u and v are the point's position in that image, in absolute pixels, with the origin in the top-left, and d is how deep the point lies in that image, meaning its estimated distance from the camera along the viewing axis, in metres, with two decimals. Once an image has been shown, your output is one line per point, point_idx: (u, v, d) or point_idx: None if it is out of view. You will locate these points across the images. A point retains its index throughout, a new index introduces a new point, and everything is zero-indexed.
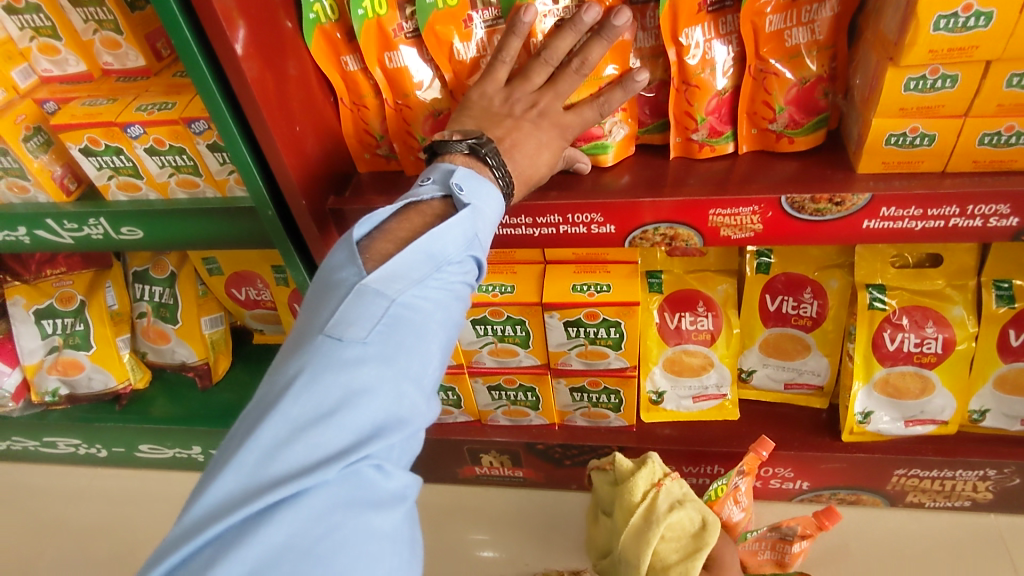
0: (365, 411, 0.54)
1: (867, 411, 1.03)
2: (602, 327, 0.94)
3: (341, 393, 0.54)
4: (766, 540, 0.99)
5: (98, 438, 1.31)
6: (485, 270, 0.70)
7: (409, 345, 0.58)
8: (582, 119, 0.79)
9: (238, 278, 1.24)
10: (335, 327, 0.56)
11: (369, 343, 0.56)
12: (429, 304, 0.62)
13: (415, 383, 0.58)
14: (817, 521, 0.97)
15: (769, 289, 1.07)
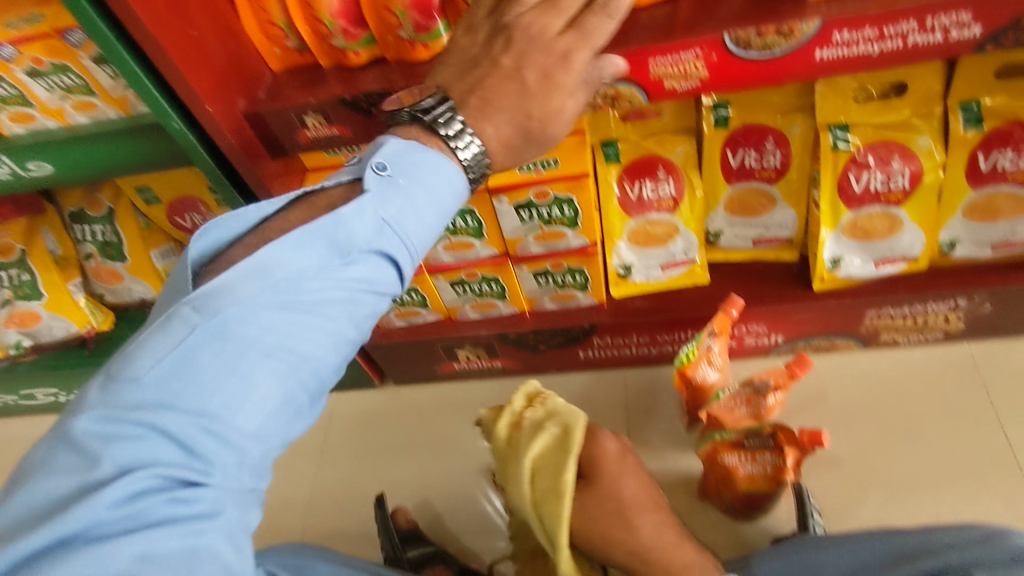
0: (151, 450, 0.46)
1: (836, 257, 1.01)
2: (555, 206, 0.90)
3: (122, 431, 0.46)
4: (741, 396, 0.99)
5: (75, 383, 1.31)
6: (370, 263, 0.56)
7: (218, 372, 0.49)
8: (578, 19, 0.62)
9: (178, 206, 1.15)
10: (130, 358, 0.49)
11: (160, 373, 0.48)
12: (262, 321, 0.51)
13: (225, 414, 0.48)
14: (788, 372, 0.98)
15: (730, 143, 1.01)
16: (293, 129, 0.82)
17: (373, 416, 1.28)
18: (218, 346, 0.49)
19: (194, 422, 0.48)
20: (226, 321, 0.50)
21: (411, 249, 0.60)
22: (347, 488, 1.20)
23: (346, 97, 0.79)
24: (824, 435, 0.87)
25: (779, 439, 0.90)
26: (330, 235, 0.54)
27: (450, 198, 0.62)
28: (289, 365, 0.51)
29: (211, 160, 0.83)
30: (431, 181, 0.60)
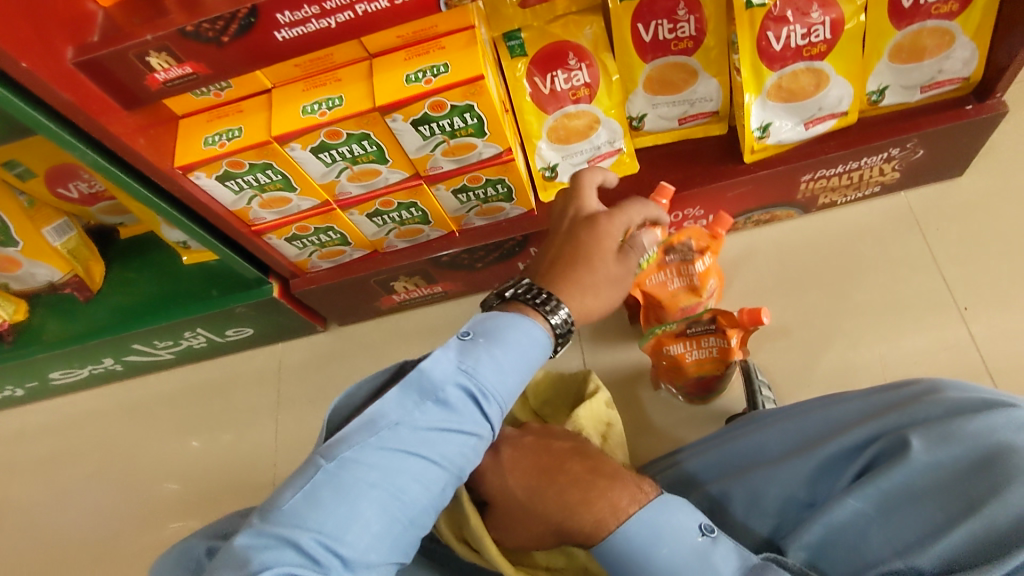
0: (294, 555, 0.52)
1: (764, 124, 0.96)
2: (456, 116, 0.82)
3: (272, 546, 0.52)
4: (670, 269, 0.95)
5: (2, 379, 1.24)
6: (481, 422, 0.62)
7: (356, 490, 0.55)
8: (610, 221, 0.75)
9: (58, 174, 1.06)
10: (282, 489, 0.56)
11: (303, 499, 0.54)
12: (394, 451, 0.57)
13: (364, 528, 0.54)
14: (709, 232, 0.96)
15: (640, 18, 0.92)
16: (140, 74, 0.72)
17: (322, 362, 1.24)
18: (349, 481, 0.55)
19: (315, 535, 0.53)
20: (355, 453, 0.57)
21: (499, 400, 0.63)
22: (307, 437, 1.18)
23: (187, 28, 0.68)
24: (763, 312, 0.84)
25: (719, 324, 0.89)
26: (513, 341, 0.64)
27: (536, 362, 0.66)
28: (391, 497, 0.56)
29: (54, 124, 0.73)
30: (510, 339, 0.64)
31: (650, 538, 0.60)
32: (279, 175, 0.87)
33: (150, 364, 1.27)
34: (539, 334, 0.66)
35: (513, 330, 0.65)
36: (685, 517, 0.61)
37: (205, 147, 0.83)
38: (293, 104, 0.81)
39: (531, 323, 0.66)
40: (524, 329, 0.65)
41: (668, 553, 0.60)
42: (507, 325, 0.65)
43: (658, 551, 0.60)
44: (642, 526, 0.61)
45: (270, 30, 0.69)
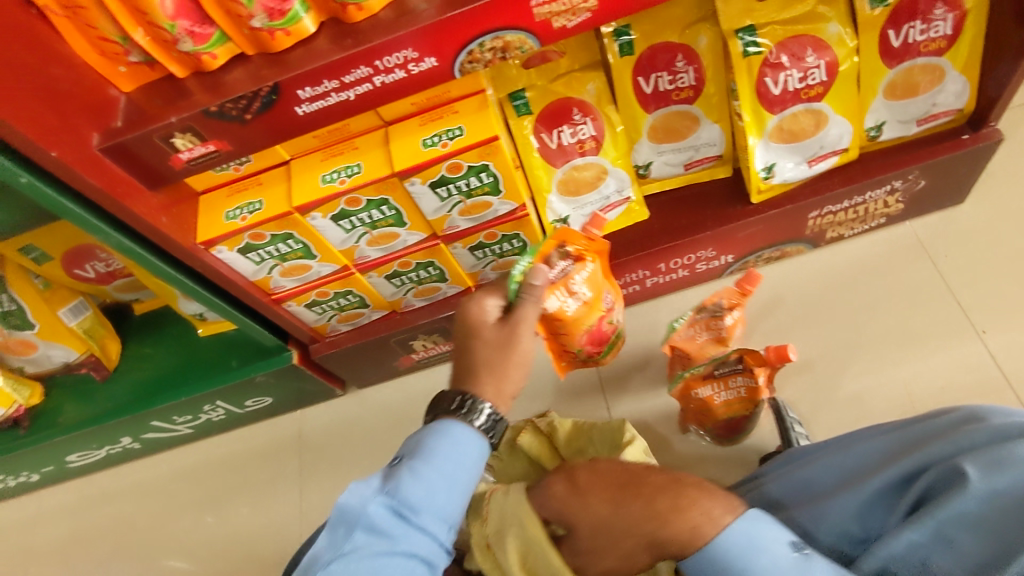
0: None
1: (769, 165, 0.98)
2: (472, 176, 0.83)
3: None
4: (699, 323, 0.96)
5: (18, 466, 1.22)
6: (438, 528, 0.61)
7: None
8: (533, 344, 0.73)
9: (76, 255, 1.07)
10: None
11: None
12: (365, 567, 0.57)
13: None
14: (738, 288, 0.95)
15: (640, 70, 0.96)
16: (164, 155, 0.74)
17: (343, 426, 1.23)
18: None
19: None
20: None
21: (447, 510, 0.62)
22: (332, 505, 1.16)
23: (211, 108, 0.70)
24: (790, 349, 0.84)
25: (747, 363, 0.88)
26: (437, 450, 0.64)
27: (469, 478, 0.65)
28: None
29: (80, 209, 0.73)
30: (441, 453, 0.64)
31: (746, 548, 0.60)
32: (300, 244, 0.88)
33: (168, 441, 1.26)
34: (472, 443, 0.66)
35: (442, 440, 0.65)
36: (778, 532, 0.61)
37: (227, 221, 0.84)
38: (312, 174, 0.83)
39: (452, 431, 0.65)
40: (446, 438, 0.65)
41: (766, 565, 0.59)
42: (423, 441, 0.65)
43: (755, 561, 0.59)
44: (736, 536, 0.60)
45: (290, 105, 0.71)
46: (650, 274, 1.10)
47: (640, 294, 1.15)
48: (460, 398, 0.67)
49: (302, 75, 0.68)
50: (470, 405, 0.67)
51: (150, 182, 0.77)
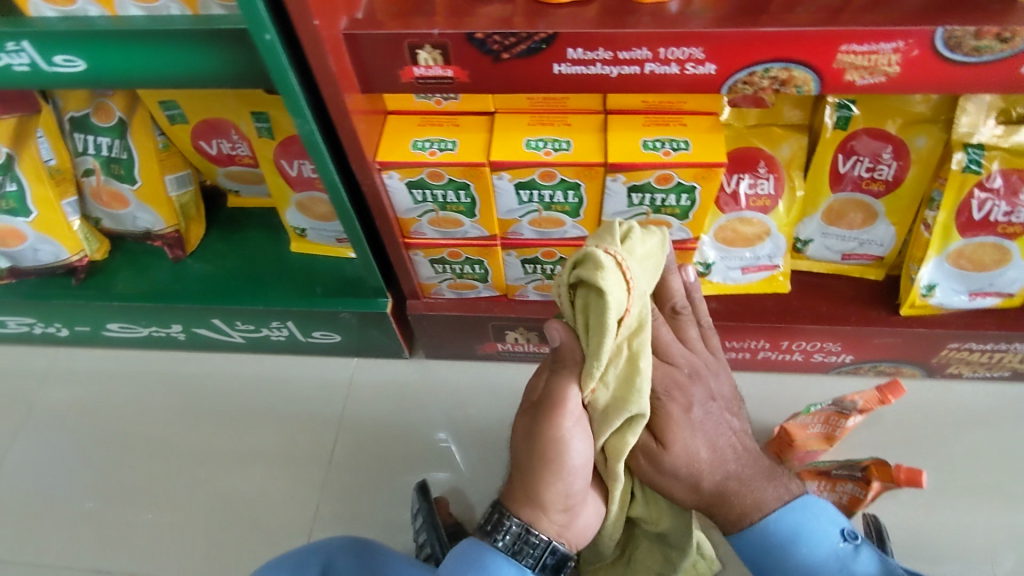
0: None
1: (931, 283, 0.96)
2: (673, 193, 0.80)
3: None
4: (821, 414, 0.98)
5: (56, 316, 1.15)
6: None
7: None
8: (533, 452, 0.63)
9: (208, 128, 1.01)
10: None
11: None
12: None
13: None
14: (878, 395, 0.95)
15: (845, 148, 0.92)
16: (399, 64, 0.68)
17: (398, 390, 1.17)
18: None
19: None
20: None
21: None
22: (368, 465, 1.10)
23: (476, 34, 0.65)
24: (922, 476, 0.85)
25: (870, 473, 0.88)
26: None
27: None
28: None
29: (298, 90, 0.70)
30: None
31: (789, 538, 0.69)
32: (469, 198, 0.83)
33: (215, 342, 1.19)
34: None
35: (468, 568, 0.61)
36: (827, 524, 0.70)
37: (413, 151, 0.79)
38: (516, 135, 0.79)
39: (489, 565, 0.61)
40: (482, 574, 0.61)
41: (807, 553, 0.69)
42: (453, 565, 0.62)
43: (797, 550, 0.69)
44: (784, 524, 0.70)
45: (552, 60, 0.67)
46: (767, 347, 1.07)
47: (743, 362, 1.12)
48: (494, 517, 0.63)
49: (582, 37, 0.65)
50: (522, 538, 0.61)
51: (367, 84, 0.71)
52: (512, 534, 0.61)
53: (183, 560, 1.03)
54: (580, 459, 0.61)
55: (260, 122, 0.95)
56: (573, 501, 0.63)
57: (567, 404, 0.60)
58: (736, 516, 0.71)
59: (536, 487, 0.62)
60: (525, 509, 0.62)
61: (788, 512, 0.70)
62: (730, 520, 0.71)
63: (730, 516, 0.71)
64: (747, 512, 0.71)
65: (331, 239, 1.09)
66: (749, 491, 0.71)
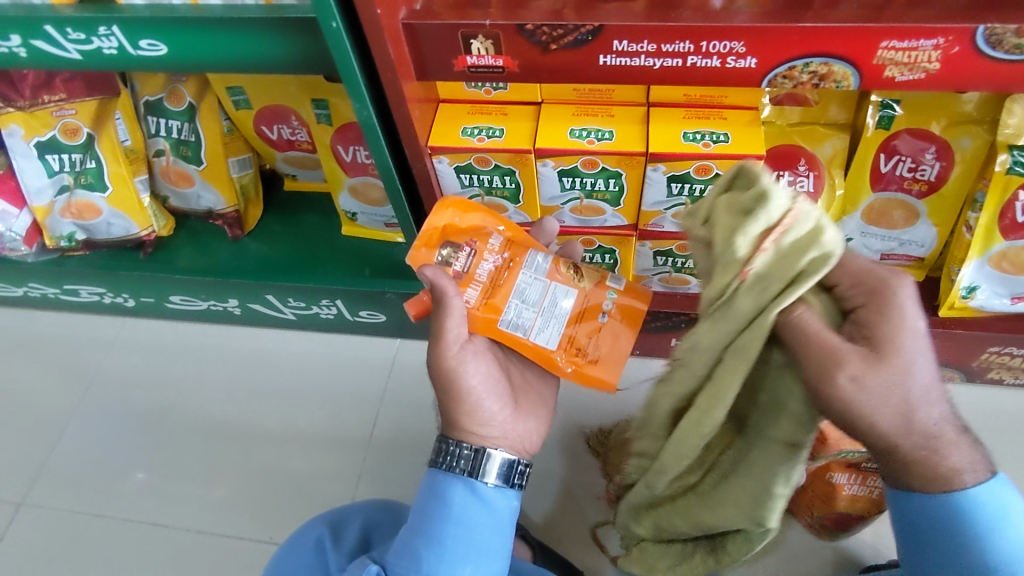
0: None
1: (972, 286, 0.96)
2: (712, 185, 0.83)
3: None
4: None
5: (124, 286, 1.23)
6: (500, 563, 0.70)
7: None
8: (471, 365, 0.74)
9: (270, 114, 1.07)
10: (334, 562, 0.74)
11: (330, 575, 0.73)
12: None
13: None
14: None
15: (887, 148, 0.93)
16: (454, 53, 0.73)
17: None
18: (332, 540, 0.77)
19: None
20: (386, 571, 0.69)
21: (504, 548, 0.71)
22: (407, 440, 1.15)
23: (527, 26, 0.69)
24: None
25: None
26: (425, 507, 0.70)
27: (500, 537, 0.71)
28: None
29: (359, 77, 0.76)
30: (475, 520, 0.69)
31: (995, 520, 0.58)
32: (513, 183, 0.87)
33: (268, 318, 1.26)
34: (484, 489, 0.70)
35: (428, 497, 0.70)
36: (1021, 508, 0.59)
37: (462, 137, 0.83)
38: (561, 124, 0.83)
39: (446, 488, 0.70)
40: (441, 499, 0.69)
41: (1010, 537, 0.58)
42: (422, 501, 0.70)
43: (998, 537, 0.58)
44: (986, 508, 0.58)
45: (598, 52, 0.71)
46: None
47: None
48: (437, 447, 0.72)
49: (627, 29, 0.68)
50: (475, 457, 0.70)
51: (422, 72, 0.76)
52: (461, 458, 0.70)
53: (233, 519, 1.10)
54: (479, 382, 0.73)
55: (319, 109, 1.01)
56: (490, 415, 0.73)
57: (448, 334, 0.72)
58: (934, 475, 0.57)
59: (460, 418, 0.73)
60: (455, 432, 0.72)
61: (986, 490, 0.58)
62: (931, 479, 0.57)
63: (937, 474, 0.57)
64: (958, 472, 0.57)
65: (380, 223, 1.15)
66: (947, 453, 0.57)
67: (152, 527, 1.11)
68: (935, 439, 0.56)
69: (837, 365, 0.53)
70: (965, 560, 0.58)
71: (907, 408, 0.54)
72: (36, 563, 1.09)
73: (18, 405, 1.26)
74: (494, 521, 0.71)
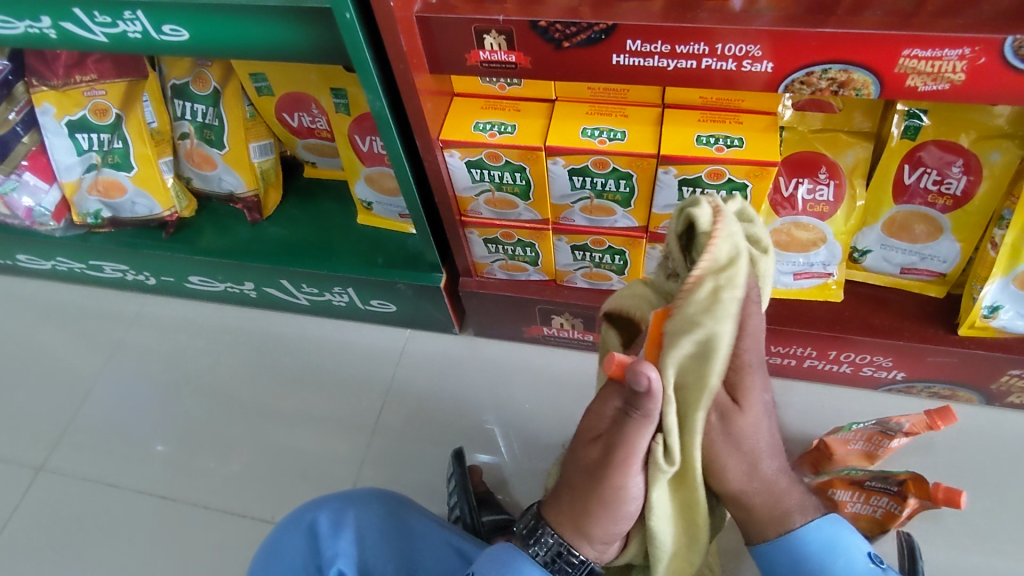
0: None
1: (994, 305, 0.92)
2: (725, 189, 0.81)
3: None
4: (863, 432, 0.97)
5: (146, 265, 1.26)
6: None
7: None
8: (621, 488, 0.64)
9: (292, 101, 1.09)
10: None
11: None
12: None
13: None
14: (926, 419, 0.95)
15: (912, 159, 0.90)
16: (467, 47, 0.73)
17: (445, 364, 1.22)
18: (327, 533, 0.78)
19: None
20: None
21: None
22: (412, 430, 1.16)
23: (540, 23, 0.69)
24: (960, 497, 0.87)
25: (907, 488, 0.89)
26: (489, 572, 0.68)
27: None
28: None
29: (374, 70, 0.77)
30: None
31: (827, 547, 0.67)
32: (524, 180, 0.87)
33: (283, 302, 1.28)
34: None
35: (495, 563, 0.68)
36: (858, 542, 0.68)
37: (475, 131, 0.83)
38: (573, 122, 0.82)
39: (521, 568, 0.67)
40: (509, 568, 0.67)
41: (843, 566, 0.66)
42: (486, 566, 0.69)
43: (834, 562, 0.66)
44: (817, 537, 0.67)
45: (611, 51, 0.70)
46: (814, 355, 1.06)
47: (789, 369, 1.11)
48: (531, 527, 0.70)
49: (641, 29, 0.67)
50: (556, 551, 0.69)
51: (435, 65, 0.76)
52: (547, 547, 0.69)
53: (238, 498, 1.12)
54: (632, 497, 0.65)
55: (339, 98, 1.02)
56: (629, 517, 0.67)
57: (636, 452, 0.62)
58: (771, 517, 0.69)
59: (590, 518, 0.67)
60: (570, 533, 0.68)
61: (824, 523, 0.68)
62: (771, 520, 0.68)
63: (771, 514, 0.69)
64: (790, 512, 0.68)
65: (395, 214, 1.15)
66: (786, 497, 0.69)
67: (161, 500, 1.14)
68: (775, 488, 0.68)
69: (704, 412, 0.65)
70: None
71: (755, 458, 0.67)
72: (49, 528, 1.13)
73: (40, 374, 1.30)
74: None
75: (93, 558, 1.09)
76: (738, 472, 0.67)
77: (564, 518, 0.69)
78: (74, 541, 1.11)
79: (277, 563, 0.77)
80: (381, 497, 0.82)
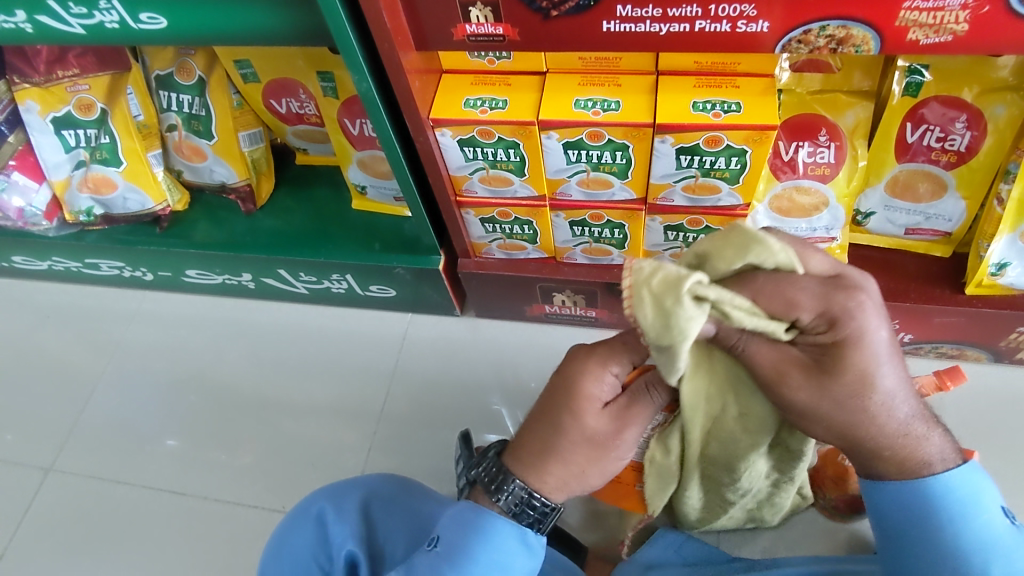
0: None
1: (1003, 262, 0.91)
2: (723, 156, 0.80)
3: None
4: None
5: (142, 261, 1.25)
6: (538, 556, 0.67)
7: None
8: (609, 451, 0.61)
9: (278, 86, 1.07)
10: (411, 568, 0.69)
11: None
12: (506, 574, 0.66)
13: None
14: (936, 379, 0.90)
15: (914, 116, 0.88)
16: (453, 21, 0.71)
17: (447, 347, 1.22)
18: (335, 519, 0.77)
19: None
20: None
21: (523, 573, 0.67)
22: (417, 413, 1.16)
23: None
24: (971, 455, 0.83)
25: None
26: (458, 538, 0.64)
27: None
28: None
29: (358, 50, 0.75)
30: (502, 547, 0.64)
31: (966, 500, 0.60)
32: (519, 157, 0.85)
33: (283, 292, 1.27)
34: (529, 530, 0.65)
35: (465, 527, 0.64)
36: (996, 495, 0.61)
37: (465, 109, 0.81)
38: (566, 95, 0.80)
39: (489, 527, 0.64)
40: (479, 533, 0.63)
41: (982, 522, 0.60)
42: (456, 522, 0.65)
43: (973, 516, 0.59)
44: (960, 490, 0.60)
45: (601, 17, 0.68)
46: None
47: None
48: (494, 476, 0.65)
49: None
50: (522, 499, 0.63)
51: (422, 41, 0.74)
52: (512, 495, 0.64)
53: (248, 489, 1.13)
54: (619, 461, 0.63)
55: (326, 81, 1.00)
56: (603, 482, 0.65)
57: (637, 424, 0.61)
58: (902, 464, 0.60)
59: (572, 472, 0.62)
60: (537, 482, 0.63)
61: (963, 471, 0.60)
62: (903, 470, 0.60)
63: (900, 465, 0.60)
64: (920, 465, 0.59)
65: (389, 198, 1.14)
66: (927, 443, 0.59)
67: (172, 495, 1.14)
68: (917, 431, 0.58)
69: (788, 365, 0.55)
70: (938, 542, 0.60)
71: (883, 401, 0.55)
72: (63, 526, 1.13)
73: (44, 375, 1.30)
74: (528, 568, 0.66)
75: (108, 555, 1.10)
76: (892, 428, 0.57)
77: (555, 481, 0.63)
78: (88, 539, 1.12)
79: (286, 552, 0.76)
80: (387, 483, 0.83)
